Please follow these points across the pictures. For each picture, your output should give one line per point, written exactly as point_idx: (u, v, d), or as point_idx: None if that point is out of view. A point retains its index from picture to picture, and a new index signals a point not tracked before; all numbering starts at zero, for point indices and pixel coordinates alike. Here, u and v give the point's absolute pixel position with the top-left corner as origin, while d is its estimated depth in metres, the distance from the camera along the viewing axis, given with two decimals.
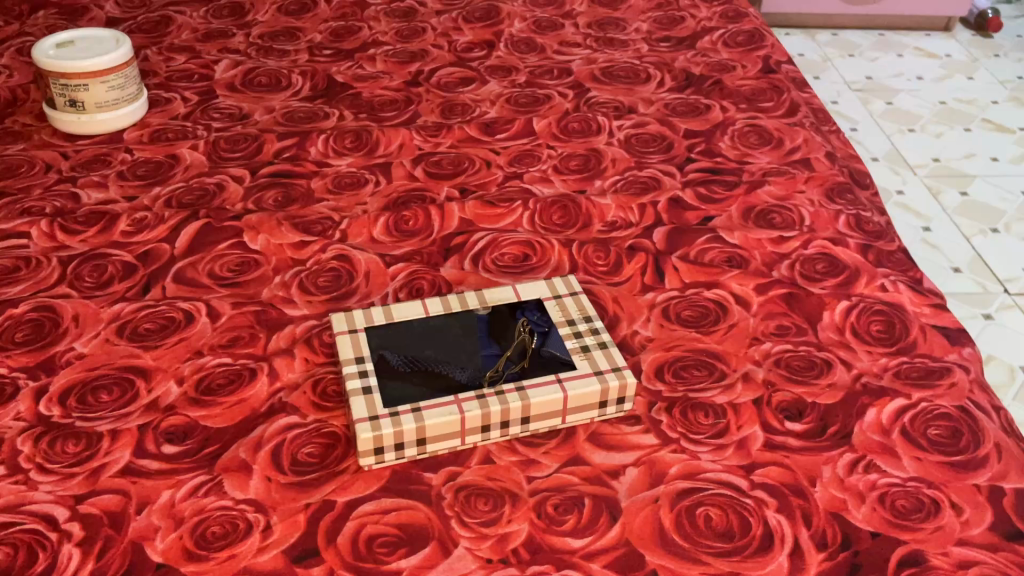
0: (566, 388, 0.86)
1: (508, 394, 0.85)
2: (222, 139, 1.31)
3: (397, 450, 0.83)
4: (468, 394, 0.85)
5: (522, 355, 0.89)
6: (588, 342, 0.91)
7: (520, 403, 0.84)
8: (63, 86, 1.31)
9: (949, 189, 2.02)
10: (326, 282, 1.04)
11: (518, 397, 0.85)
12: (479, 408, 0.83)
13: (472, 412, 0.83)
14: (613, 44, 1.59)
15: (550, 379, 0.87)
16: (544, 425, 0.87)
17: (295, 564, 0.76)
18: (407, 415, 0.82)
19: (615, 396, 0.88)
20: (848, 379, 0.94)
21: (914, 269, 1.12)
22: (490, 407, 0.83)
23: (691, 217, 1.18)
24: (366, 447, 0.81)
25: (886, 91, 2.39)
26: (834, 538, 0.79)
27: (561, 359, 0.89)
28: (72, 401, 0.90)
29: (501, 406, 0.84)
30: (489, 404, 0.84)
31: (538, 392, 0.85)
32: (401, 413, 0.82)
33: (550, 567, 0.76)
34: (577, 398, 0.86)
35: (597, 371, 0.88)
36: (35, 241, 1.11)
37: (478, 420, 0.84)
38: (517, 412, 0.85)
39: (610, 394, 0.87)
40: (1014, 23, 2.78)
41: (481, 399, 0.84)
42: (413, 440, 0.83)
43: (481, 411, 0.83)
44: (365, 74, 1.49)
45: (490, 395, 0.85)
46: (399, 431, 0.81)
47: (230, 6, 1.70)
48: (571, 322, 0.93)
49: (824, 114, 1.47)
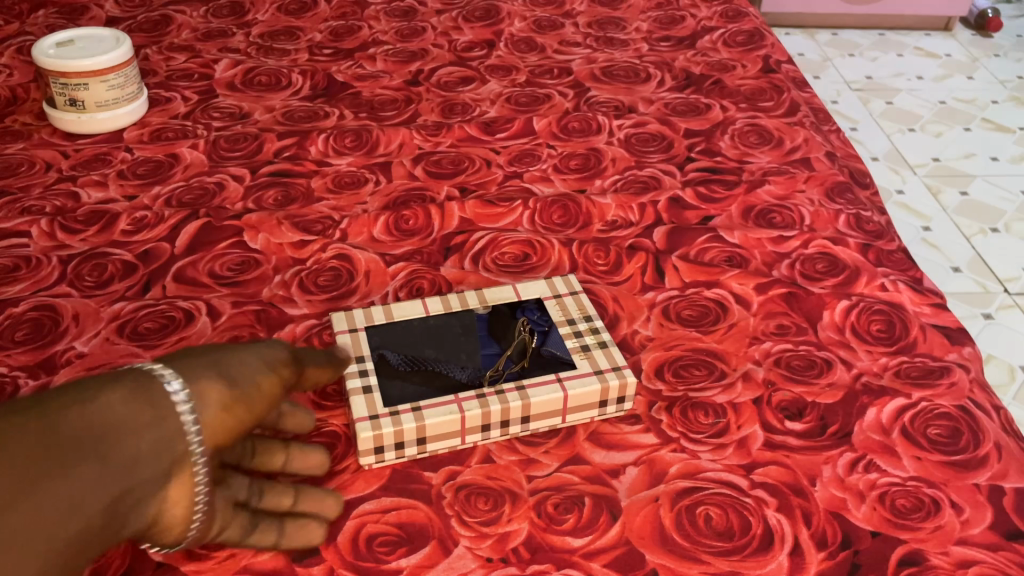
0: (566, 387, 0.86)
1: (508, 394, 0.85)
2: (222, 139, 1.31)
3: (397, 449, 0.83)
4: (468, 394, 0.85)
5: (523, 354, 0.89)
6: (588, 342, 0.91)
7: (520, 403, 0.84)
8: (63, 85, 1.31)
9: (949, 189, 2.02)
10: (326, 281, 1.04)
11: (518, 396, 0.84)
12: (479, 408, 0.83)
13: (472, 411, 0.83)
14: (612, 44, 1.59)
15: (550, 379, 0.87)
16: (544, 425, 0.87)
17: (295, 564, 0.76)
18: (408, 415, 0.82)
19: (615, 396, 0.88)
20: (848, 378, 0.94)
21: (913, 269, 1.12)
22: (490, 407, 0.83)
23: (691, 217, 1.18)
24: (366, 447, 0.81)
25: (886, 91, 2.39)
26: (834, 538, 0.79)
27: (562, 359, 0.89)
28: None
29: (501, 406, 0.83)
30: (489, 403, 0.84)
31: (538, 392, 0.85)
32: (402, 413, 0.82)
33: (549, 566, 0.76)
34: (577, 398, 0.86)
35: (597, 371, 0.87)
36: (35, 241, 1.11)
37: (479, 420, 0.84)
38: (517, 411, 0.85)
39: (611, 393, 0.87)
40: (1013, 22, 2.77)
41: (481, 399, 0.84)
42: (412, 440, 0.82)
43: (481, 411, 0.83)
44: (365, 74, 1.49)
45: (490, 395, 0.85)
46: (400, 430, 0.81)
47: (230, 6, 1.70)
48: (571, 322, 0.93)
49: (824, 114, 1.47)
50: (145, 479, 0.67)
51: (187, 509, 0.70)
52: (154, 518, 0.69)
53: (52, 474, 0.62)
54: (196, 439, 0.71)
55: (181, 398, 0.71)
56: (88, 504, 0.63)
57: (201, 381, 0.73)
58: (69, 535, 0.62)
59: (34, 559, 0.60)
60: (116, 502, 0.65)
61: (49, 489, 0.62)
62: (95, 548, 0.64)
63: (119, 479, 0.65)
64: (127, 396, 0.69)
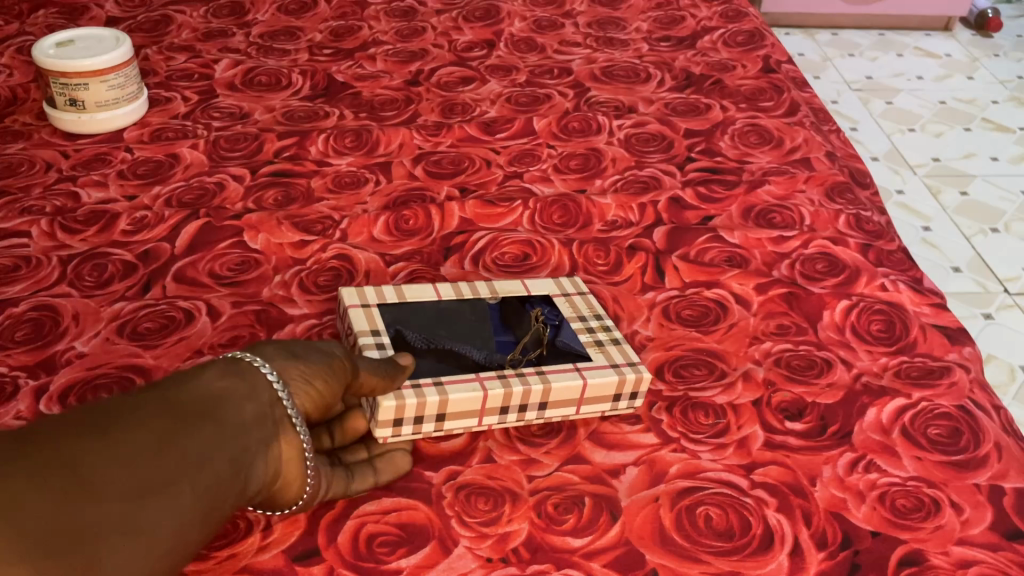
0: (584, 375, 0.86)
1: (530, 376, 0.85)
2: (222, 139, 1.31)
3: (414, 424, 0.83)
4: (490, 374, 0.85)
5: (538, 343, 0.89)
6: (601, 337, 0.91)
7: (541, 386, 0.84)
8: (63, 85, 1.31)
9: (949, 189, 2.02)
10: (326, 281, 1.04)
11: (540, 379, 0.85)
12: (502, 387, 0.83)
13: (494, 390, 0.83)
14: (613, 44, 1.59)
15: (568, 366, 0.87)
16: (558, 413, 0.87)
17: (295, 564, 0.76)
18: (430, 388, 0.82)
19: (630, 389, 0.88)
20: (848, 378, 0.95)
21: (913, 270, 1.12)
22: (512, 387, 0.83)
23: (691, 217, 1.18)
24: (386, 417, 0.81)
25: (887, 91, 2.39)
26: (833, 538, 0.79)
27: (576, 350, 0.89)
28: (72, 401, 0.89)
29: (523, 387, 0.84)
30: (511, 384, 0.84)
31: (559, 376, 0.85)
32: (424, 386, 0.82)
33: (549, 566, 0.76)
34: (594, 388, 0.86)
35: (613, 364, 0.87)
36: (35, 241, 1.11)
37: (499, 400, 0.84)
38: (537, 395, 0.85)
39: (626, 386, 0.87)
40: (1013, 23, 2.77)
41: (503, 379, 0.84)
42: (433, 414, 0.83)
43: (504, 391, 0.83)
44: (365, 74, 1.49)
45: (512, 376, 0.85)
46: (422, 403, 0.81)
47: (230, 5, 1.70)
48: (583, 317, 0.93)
49: (824, 114, 1.47)
50: (258, 438, 0.70)
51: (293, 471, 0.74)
52: (270, 474, 0.73)
53: (180, 429, 0.65)
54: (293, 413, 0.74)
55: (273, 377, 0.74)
56: (215, 457, 0.66)
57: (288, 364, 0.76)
58: (207, 486, 0.66)
59: (179, 510, 0.63)
60: (238, 455, 0.68)
61: (181, 442, 0.65)
62: (228, 503, 0.68)
63: (245, 438, 0.69)
64: (226, 373, 0.72)
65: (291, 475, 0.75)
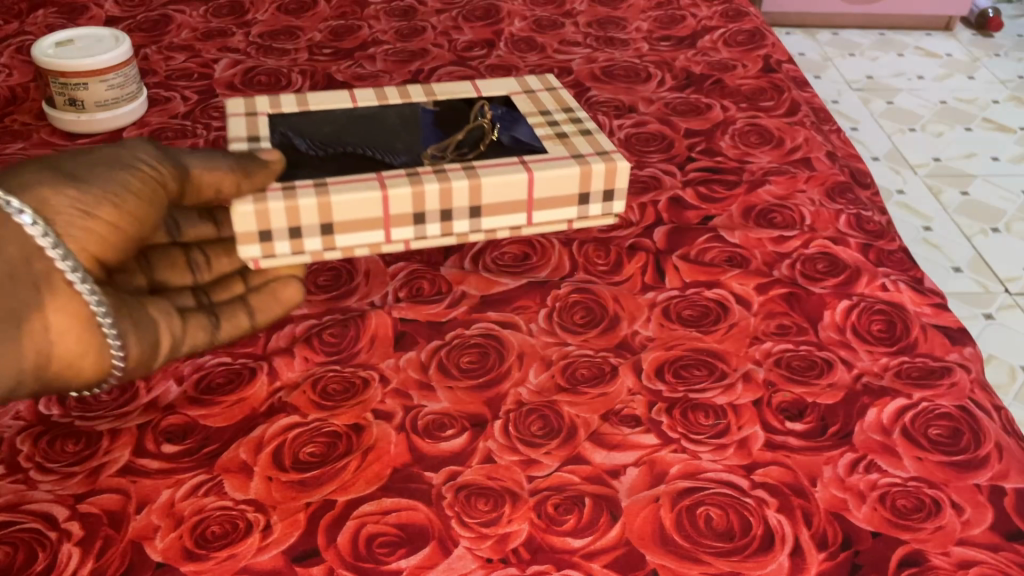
0: (530, 169, 0.97)
1: (453, 176, 0.96)
2: (222, 139, 1.31)
3: (291, 235, 0.93)
4: (394, 177, 0.95)
5: (479, 144, 1.03)
6: (564, 133, 1.06)
7: (465, 184, 0.95)
8: (63, 85, 1.30)
9: (949, 189, 2.02)
10: (325, 281, 1.05)
11: (464, 178, 0.96)
12: (406, 187, 0.94)
13: (398, 189, 0.94)
14: (613, 44, 1.59)
15: (514, 161, 0.99)
16: (505, 221, 1.00)
17: (294, 564, 0.76)
18: (306, 190, 0.92)
19: (602, 183, 1.01)
20: (848, 379, 0.94)
21: (914, 269, 1.12)
22: (417, 186, 0.94)
23: (691, 217, 1.17)
24: (250, 228, 0.92)
25: (887, 91, 2.39)
26: (834, 538, 0.79)
27: (526, 142, 1.02)
28: (71, 401, 0.91)
29: (437, 186, 0.94)
30: (419, 183, 0.94)
31: (488, 174, 0.96)
32: (301, 189, 0.92)
33: (549, 566, 0.76)
34: (546, 180, 0.98)
35: (577, 156, 1.00)
36: None
37: (408, 204, 0.95)
38: (458, 197, 0.96)
39: (594, 177, 1.00)
40: (1014, 22, 2.77)
41: (410, 180, 0.95)
42: (315, 221, 0.93)
43: (408, 190, 0.94)
44: (364, 74, 1.49)
45: (424, 177, 0.95)
46: (296, 204, 0.91)
47: (229, 6, 1.70)
48: (546, 116, 1.09)
49: (824, 114, 1.47)
50: None
51: (70, 340, 0.79)
52: (27, 359, 0.78)
53: None
54: (56, 258, 0.79)
55: (30, 220, 0.78)
56: None
57: (63, 194, 0.82)
58: None
59: None
60: None
61: None
62: None
63: None
64: None
65: (71, 351, 0.80)
